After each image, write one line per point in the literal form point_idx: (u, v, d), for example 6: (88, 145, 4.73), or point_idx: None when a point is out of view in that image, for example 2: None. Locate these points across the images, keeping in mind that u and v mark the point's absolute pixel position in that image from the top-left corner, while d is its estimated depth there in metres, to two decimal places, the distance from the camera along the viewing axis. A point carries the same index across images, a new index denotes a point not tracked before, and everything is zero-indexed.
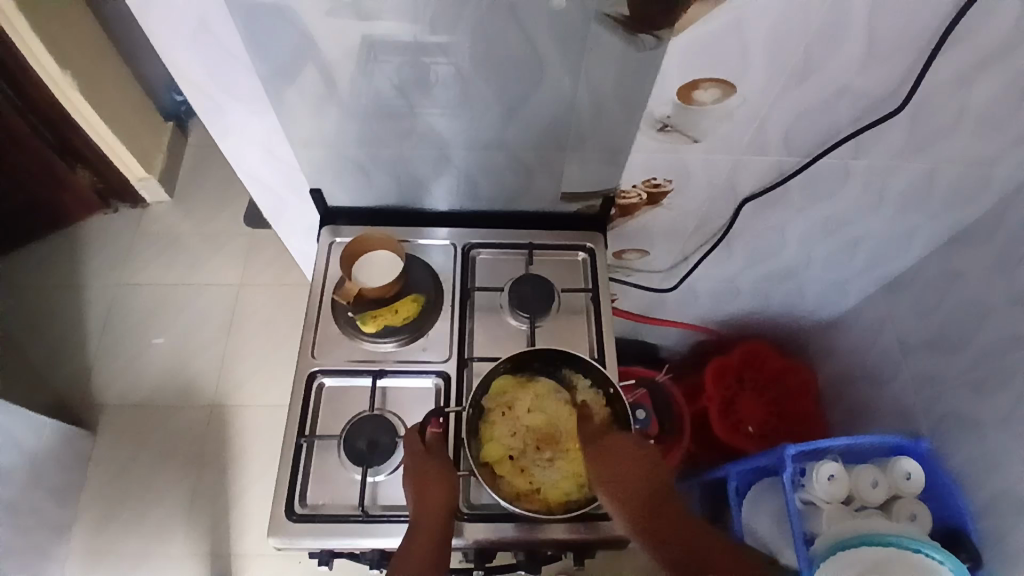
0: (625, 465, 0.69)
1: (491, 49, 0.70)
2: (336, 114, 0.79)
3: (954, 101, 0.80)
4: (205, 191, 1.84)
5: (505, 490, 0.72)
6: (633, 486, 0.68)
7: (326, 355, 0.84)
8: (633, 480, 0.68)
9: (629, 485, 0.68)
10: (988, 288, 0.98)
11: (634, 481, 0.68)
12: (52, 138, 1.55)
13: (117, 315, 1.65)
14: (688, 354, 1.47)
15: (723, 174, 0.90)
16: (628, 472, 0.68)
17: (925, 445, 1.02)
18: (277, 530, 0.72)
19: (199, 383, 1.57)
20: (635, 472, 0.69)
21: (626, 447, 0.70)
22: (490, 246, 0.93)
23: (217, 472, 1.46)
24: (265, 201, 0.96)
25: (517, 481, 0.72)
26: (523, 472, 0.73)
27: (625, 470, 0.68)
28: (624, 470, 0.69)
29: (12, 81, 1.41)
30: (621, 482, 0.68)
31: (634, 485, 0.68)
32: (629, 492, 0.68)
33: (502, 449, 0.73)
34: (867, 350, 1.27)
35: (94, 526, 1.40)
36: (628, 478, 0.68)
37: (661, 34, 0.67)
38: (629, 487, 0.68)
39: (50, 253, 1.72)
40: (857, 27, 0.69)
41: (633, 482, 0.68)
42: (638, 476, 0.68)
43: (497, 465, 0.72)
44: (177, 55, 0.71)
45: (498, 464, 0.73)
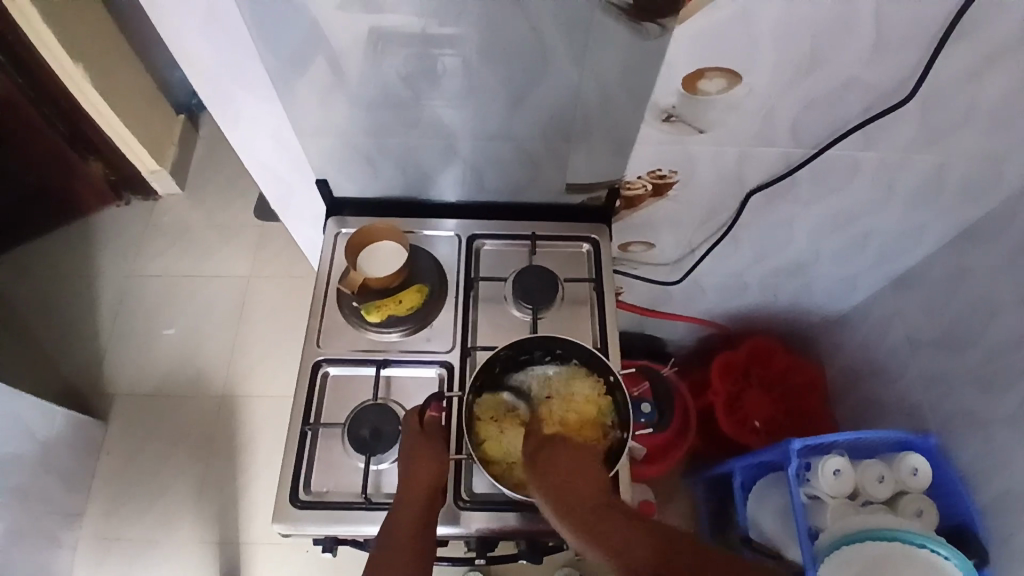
0: (572, 468, 0.60)
1: (496, 40, 0.70)
2: (342, 105, 0.79)
3: (966, 95, 0.79)
4: (216, 183, 1.86)
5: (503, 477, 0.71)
6: (582, 493, 0.57)
7: (331, 345, 0.85)
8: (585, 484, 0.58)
9: (576, 490, 0.58)
10: (1000, 284, 0.97)
11: (587, 485, 0.58)
12: (65, 130, 1.57)
13: (129, 305, 1.67)
14: (695, 348, 1.47)
15: (730, 166, 0.90)
16: (574, 475, 0.59)
17: (933, 441, 1.02)
18: (283, 516, 0.73)
19: (209, 373, 1.59)
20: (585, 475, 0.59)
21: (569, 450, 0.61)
22: (494, 237, 0.93)
23: (226, 462, 1.48)
24: (272, 191, 0.97)
25: (515, 470, 0.72)
26: (521, 461, 0.72)
27: (574, 472, 0.59)
28: (567, 471, 0.59)
29: (27, 73, 1.43)
30: (568, 488, 0.58)
31: (584, 488, 0.58)
32: (578, 496, 0.57)
33: (502, 438, 0.73)
34: (877, 345, 1.25)
35: (105, 512, 1.43)
36: (578, 480, 0.59)
37: (666, 22, 0.66)
38: (581, 491, 0.57)
39: (64, 244, 1.75)
40: (867, 18, 0.68)
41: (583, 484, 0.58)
42: (591, 478, 0.59)
43: (494, 453, 0.72)
44: (186, 44, 0.72)
45: (495, 451, 0.72)
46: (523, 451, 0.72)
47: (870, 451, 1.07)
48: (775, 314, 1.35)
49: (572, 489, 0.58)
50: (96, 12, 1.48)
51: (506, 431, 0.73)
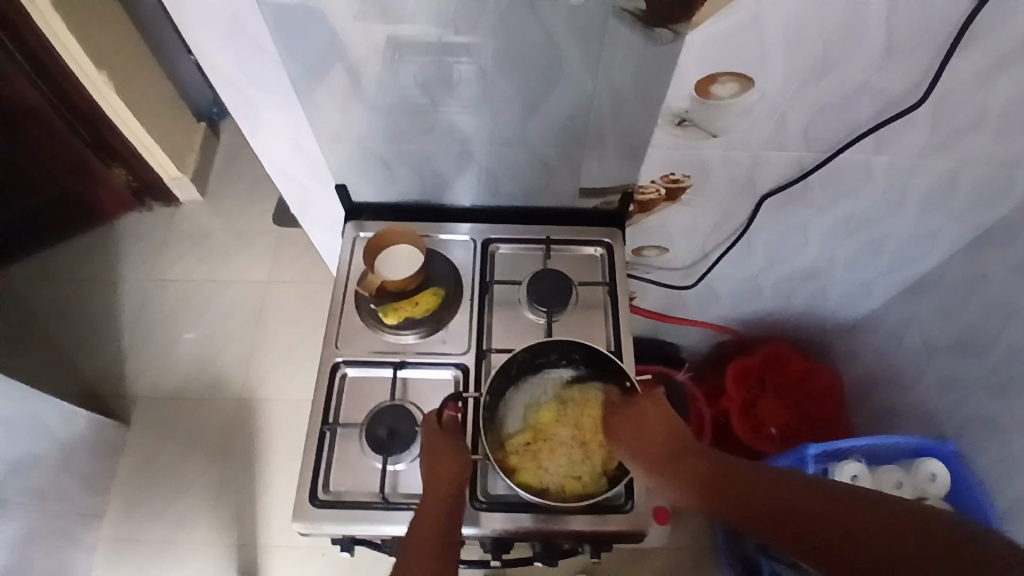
0: (644, 425, 0.70)
1: (510, 48, 0.71)
2: (361, 111, 0.81)
3: (980, 100, 0.79)
4: (235, 190, 1.90)
5: (520, 480, 0.73)
6: (661, 445, 0.68)
7: (348, 346, 0.86)
8: (660, 438, 0.69)
9: (657, 446, 0.69)
10: (1018, 288, 0.96)
11: (662, 440, 0.69)
12: (91, 138, 1.62)
13: (150, 310, 1.71)
14: (710, 354, 1.46)
15: (743, 170, 0.90)
16: (649, 431, 0.70)
17: (951, 446, 1.01)
18: (301, 515, 0.74)
19: (227, 376, 1.61)
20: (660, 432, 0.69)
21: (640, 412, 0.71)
22: (509, 241, 0.95)
23: (243, 464, 1.50)
24: (292, 196, 0.99)
25: (531, 472, 0.73)
26: (537, 464, 0.73)
27: (649, 432, 0.70)
28: (644, 429, 0.70)
29: (54, 83, 1.48)
30: (646, 444, 0.69)
31: (662, 443, 0.69)
32: (656, 450, 0.68)
33: (518, 441, 0.75)
34: (893, 351, 1.24)
35: (124, 513, 1.46)
36: (654, 437, 0.69)
37: (678, 28, 0.68)
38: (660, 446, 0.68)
39: (88, 250, 1.80)
40: (878, 22, 0.68)
41: (660, 439, 0.69)
42: (664, 432, 0.69)
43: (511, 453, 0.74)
44: (212, 52, 0.75)
45: (512, 452, 0.74)
46: (540, 454, 0.74)
47: (888, 458, 1.07)
48: (790, 320, 1.34)
49: (653, 443, 0.69)
50: (121, 23, 1.52)
51: (522, 435, 0.75)
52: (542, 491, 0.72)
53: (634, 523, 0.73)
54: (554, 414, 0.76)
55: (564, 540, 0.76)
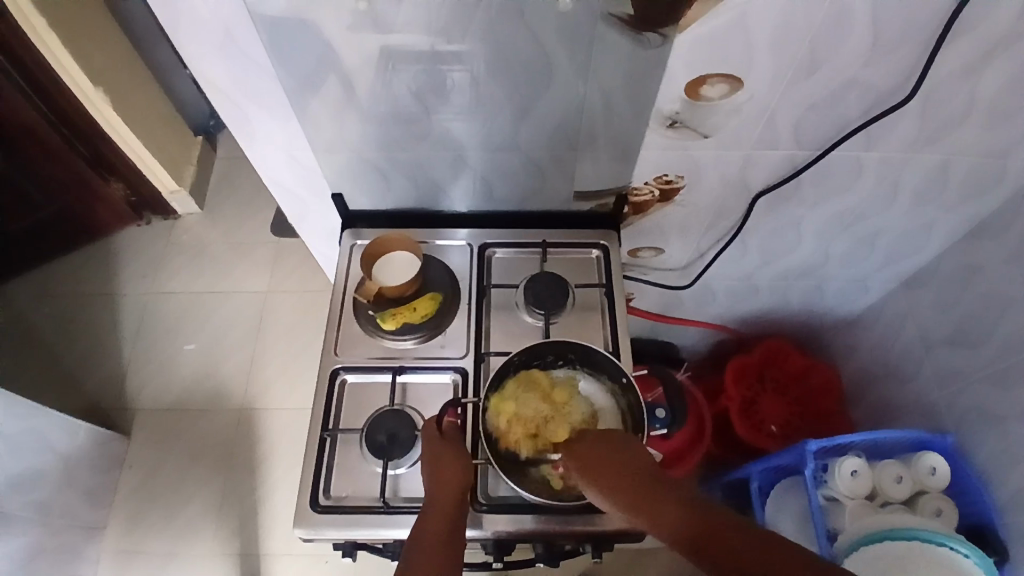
0: (606, 450, 0.64)
1: (501, 54, 0.72)
2: (356, 121, 0.82)
3: (967, 93, 0.80)
4: (232, 201, 1.91)
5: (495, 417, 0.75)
6: (622, 473, 0.61)
7: (347, 353, 0.87)
8: (620, 466, 0.62)
9: (617, 477, 0.61)
10: (1011, 281, 0.97)
11: (624, 469, 0.62)
12: (88, 153, 1.63)
13: (150, 322, 1.71)
14: (709, 353, 1.47)
15: (734, 170, 0.91)
16: (608, 458, 0.64)
17: (950, 440, 1.02)
18: (303, 520, 0.75)
19: (228, 386, 1.62)
20: (623, 459, 0.63)
21: (605, 440, 0.66)
22: (505, 245, 0.95)
23: (245, 474, 1.51)
24: (290, 207, 1.00)
25: (516, 424, 0.75)
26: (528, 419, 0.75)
27: (612, 457, 0.63)
28: (603, 456, 0.64)
29: (51, 100, 1.49)
30: (605, 469, 0.63)
31: (621, 474, 0.61)
32: (615, 479, 0.61)
33: (527, 396, 0.76)
34: (890, 346, 1.25)
35: (127, 527, 1.45)
36: (614, 464, 0.63)
37: (666, 31, 0.69)
38: (619, 479, 0.61)
39: (87, 264, 1.80)
40: (862, 20, 0.70)
41: (620, 467, 0.62)
42: (626, 460, 0.63)
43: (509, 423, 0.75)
44: (206, 67, 0.76)
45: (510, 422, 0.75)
46: (535, 410, 0.75)
47: (887, 453, 1.07)
48: (787, 317, 1.35)
49: (610, 470, 0.62)
50: (116, 38, 1.54)
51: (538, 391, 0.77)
52: (507, 447, 0.75)
53: (637, 523, 0.73)
54: (573, 392, 0.77)
55: (566, 541, 0.77)
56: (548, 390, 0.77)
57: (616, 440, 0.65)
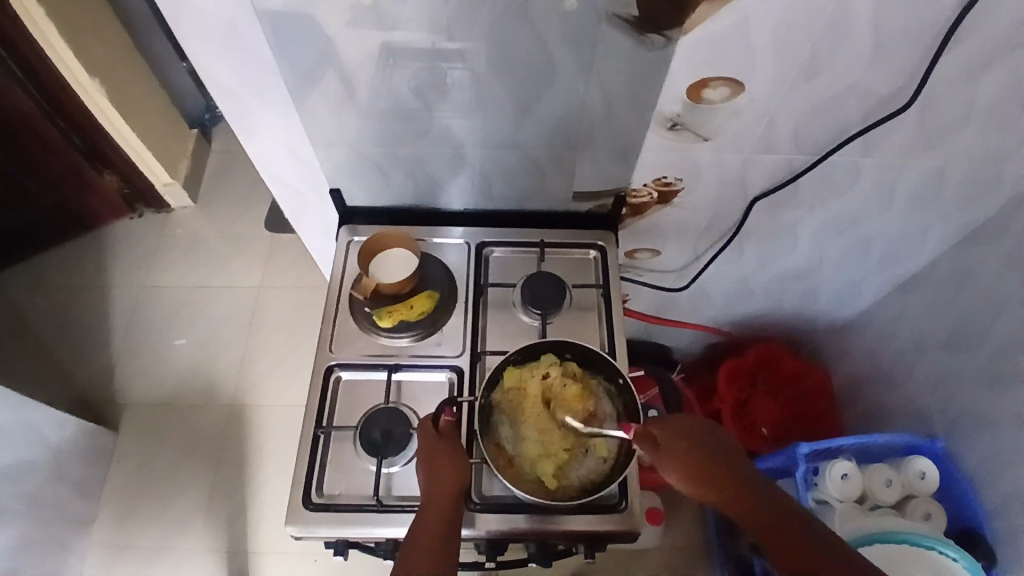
0: (689, 433, 0.69)
1: (505, 53, 0.72)
2: (356, 116, 0.81)
3: (964, 100, 0.81)
4: (226, 195, 1.89)
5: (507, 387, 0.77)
6: (705, 458, 0.66)
7: (343, 350, 0.86)
8: (705, 452, 0.67)
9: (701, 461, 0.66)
10: (1003, 288, 0.98)
11: (710, 456, 0.67)
12: (81, 143, 1.61)
13: (140, 316, 1.70)
14: (702, 356, 1.48)
15: (733, 173, 0.91)
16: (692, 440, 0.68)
17: (940, 444, 1.04)
18: (296, 518, 0.74)
19: (219, 382, 1.60)
20: (706, 445, 0.68)
21: (690, 423, 0.70)
22: (503, 244, 0.95)
23: (235, 470, 1.49)
24: (286, 201, 0.99)
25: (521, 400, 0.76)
26: (534, 400, 0.76)
27: (697, 441, 0.68)
28: (687, 437, 0.69)
29: (45, 90, 1.47)
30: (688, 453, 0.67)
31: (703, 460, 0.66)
32: (700, 462, 0.66)
33: (542, 378, 0.77)
34: (882, 351, 1.26)
35: (113, 523, 1.44)
36: (699, 448, 0.67)
37: (670, 33, 0.69)
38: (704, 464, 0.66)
39: (76, 256, 1.78)
40: (864, 27, 0.70)
41: (704, 452, 0.67)
42: (710, 446, 0.68)
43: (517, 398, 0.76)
44: (207, 59, 0.75)
45: (518, 398, 0.76)
46: (542, 390, 0.76)
47: (878, 456, 1.08)
48: (780, 321, 1.36)
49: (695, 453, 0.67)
50: (112, 27, 1.52)
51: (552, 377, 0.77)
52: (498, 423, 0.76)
53: (631, 524, 0.74)
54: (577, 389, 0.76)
55: (560, 541, 0.77)
56: (565, 376, 0.77)
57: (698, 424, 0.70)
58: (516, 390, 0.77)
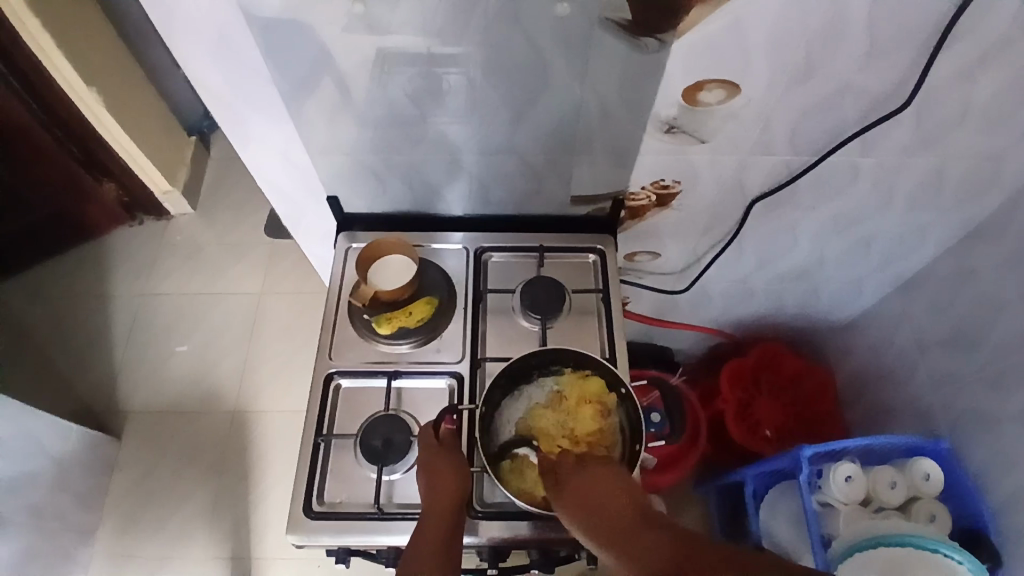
0: (590, 484, 0.61)
1: (497, 57, 0.72)
2: (351, 123, 0.81)
3: (962, 99, 0.80)
4: (226, 202, 1.90)
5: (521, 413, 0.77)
6: (608, 507, 0.57)
7: (342, 357, 0.86)
8: (601, 498, 0.58)
9: (608, 520, 0.56)
10: (1004, 286, 0.98)
11: (605, 500, 0.58)
12: (80, 153, 1.62)
13: (141, 324, 1.70)
14: (704, 357, 1.47)
15: (731, 175, 0.91)
16: (589, 490, 0.60)
17: (944, 445, 1.02)
18: (297, 528, 0.74)
19: (221, 388, 1.60)
20: (604, 494, 0.59)
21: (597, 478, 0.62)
22: (502, 249, 0.95)
23: (237, 478, 1.49)
24: (284, 209, 0.99)
25: (529, 412, 0.77)
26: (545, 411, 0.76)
27: (592, 491, 0.60)
28: (586, 488, 0.60)
29: (43, 99, 1.48)
30: (589, 507, 0.58)
31: (601, 511, 0.57)
32: (606, 519, 0.56)
33: (553, 393, 0.78)
34: (884, 350, 1.26)
35: (117, 531, 1.44)
36: (597, 495, 0.59)
37: (664, 37, 0.69)
38: (610, 514, 0.56)
39: (78, 265, 1.79)
40: (857, 26, 0.70)
41: (603, 500, 0.58)
42: (610, 494, 0.59)
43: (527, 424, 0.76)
44: (198, 65, 0.74)
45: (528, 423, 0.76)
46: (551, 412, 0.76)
47: (882, 457, 1.07)
48: (781, 321, 1.35)
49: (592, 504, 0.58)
50: (109, 37, 1.52)
51: (558, 390, 0.78)
52: (508, 430, 0.77)
53: None
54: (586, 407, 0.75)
55: (562, 547, 0.76)
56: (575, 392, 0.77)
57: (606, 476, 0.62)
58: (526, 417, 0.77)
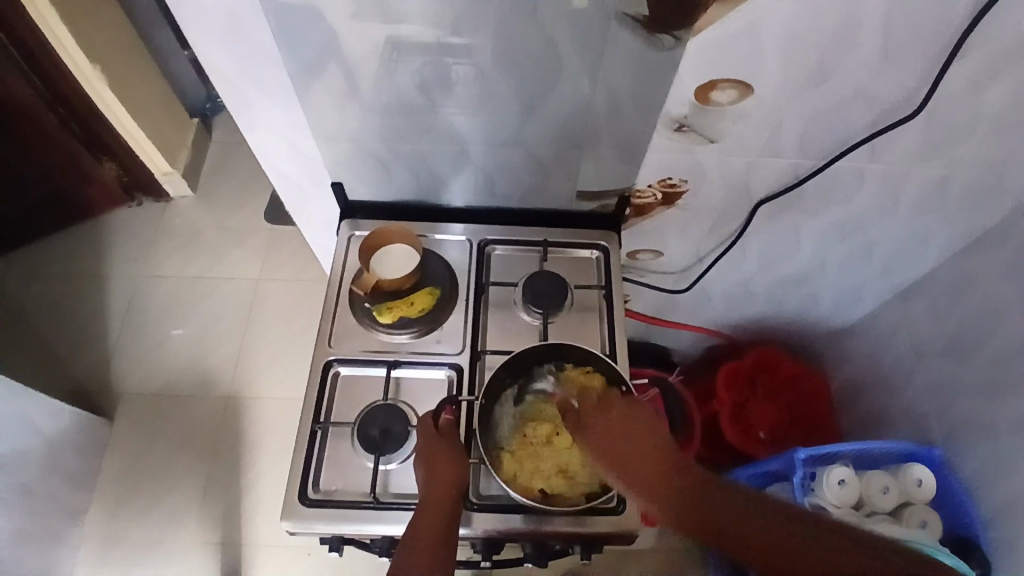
0: (618, 427, 0.69)
1: (511, 49, 0.71)
2: (360, 110, 0.81)
3: (972, 109, 0.80)
4: (226, 186, 1.88)
5: (524, 405, 0.78)
6: (635, 450, 0.66)
7: (342, 345, 0.86)
8: (627, 440, 0.67)
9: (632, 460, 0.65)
10: (1005, 297, 0.98)
11: (632, 441, 0.66)
12: (80, 131, 1.60)
13: (137, 305, 1.69)
14: (701, 358, 1.47)
15: (738, 176, 0.91)
16: (626, 433, 0.67)
17: (938, 452, 1.03)
18: (291, 514, 0.74)
19: (215, 373, 1.60)
20: (630, 436, 0.67)
21: (626, 415, 0.70)
22: (505, 242, 0.94)
23: (230, 463, 1.49)
24: (287, 194, 0.99)
25: (527, 410, 0.78)
26: (543, 408, 0.78)
27: (618, 435, 0.68)
28: (621, 430, 0.68)
29: (44, 75, 1.46)
30: (617, 449, 0.67)
31: (640, 458, 0.65)
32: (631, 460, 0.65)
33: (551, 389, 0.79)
34: (881, 357, 1.26)
35: (107, 513, 1.43)
36: (624, 438, 0.67)
37: (680, 34, 0.68)
38: (633, 456, 0.65)
39: (74, 244, 1.77)
40: (873, 31, 0.69)
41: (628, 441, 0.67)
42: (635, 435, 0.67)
43: (529, 417, 0.77)
44: (209, 47, 0.73)
45: (532, 416, 0.77)
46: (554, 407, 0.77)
47: (875, 463, 1.08)
48: (779, 325, 1.35)
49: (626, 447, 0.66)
50: (113, 14, 1.50)
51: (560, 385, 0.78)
52: (508, 422, 0.77)
53: (626, 527, 0.74)
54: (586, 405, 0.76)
55: (555, 542, 0.76)
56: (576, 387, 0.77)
57: (639, 416, 0.69)
58: (529, 410, 0.78)
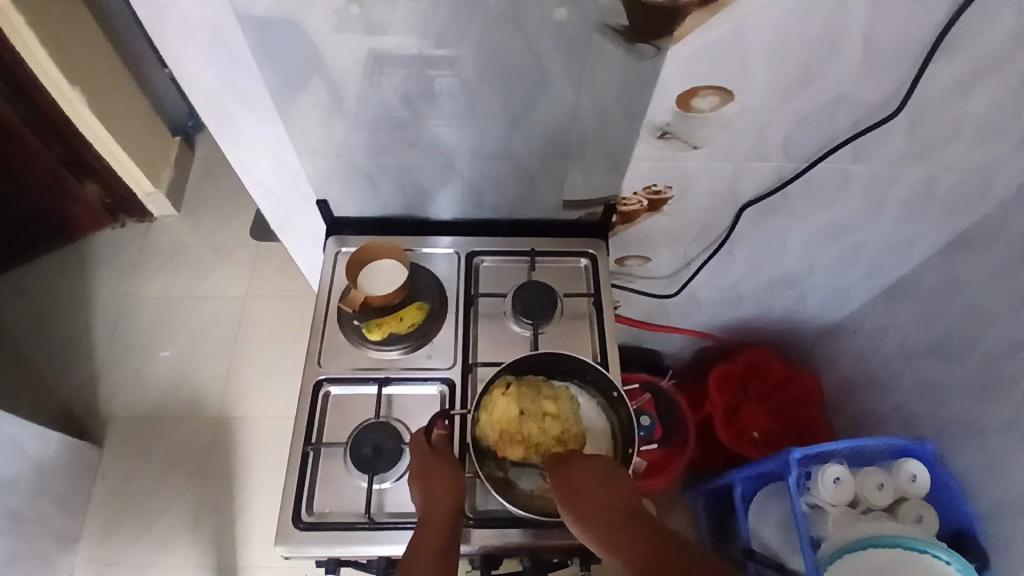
0: (589, 473, 0.65)
1: (494, 62, 0.71)
2: (343, 125, 0.80)
3: (952, 108, 0.81)
4: (211, 203, 1.86)
5: (561, 394, 0.76)
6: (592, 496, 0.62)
7: (332, 364, 0.85)
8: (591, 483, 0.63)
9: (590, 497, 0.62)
10: (992, 291, 0.99)
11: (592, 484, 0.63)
12: (61, 151, 1.58)
13: (123, 327, 1.66)
14: (693, 360, 1.48)
15: (724, 181, 0.91)
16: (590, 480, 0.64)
17: (931, 447, 1.03)
18: (286, 538, 0.72)
19: (205, 394, 1.57)
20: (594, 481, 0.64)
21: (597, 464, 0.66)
22: (493, 253, 0.94)
23: (222, 485, 1.46)
24: (271, 212, 0.98)
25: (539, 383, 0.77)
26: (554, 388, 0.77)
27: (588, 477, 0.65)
28: (587, 479, 0.64)
29: (23, 95, 1.44)
30: (577, 486, 0.64)
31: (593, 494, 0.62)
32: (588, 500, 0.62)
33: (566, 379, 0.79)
34: (871, 354, 1.27)
35: (98, 540, 1.41)
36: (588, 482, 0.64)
37: (661, 42, 0.68)
38: (592, 497, 0.62)
39: (57, 267, 1.74)
40: (854, 35, 0.70)
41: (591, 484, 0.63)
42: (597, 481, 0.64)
43: (552, 405, 0.75)
44: (188, 65, 0.73)
45: (554, 406, 0.75)
46: (570, 417, 0.75)
47: (869, 460, 1.08)
48: (770, 326, 1.36)
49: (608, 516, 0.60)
50: (94, 34, 1.48)
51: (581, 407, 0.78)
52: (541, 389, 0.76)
53: None
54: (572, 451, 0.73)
55: (554, 554, 0.76)
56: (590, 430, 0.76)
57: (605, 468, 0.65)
58: (558, 399, 0.76)
